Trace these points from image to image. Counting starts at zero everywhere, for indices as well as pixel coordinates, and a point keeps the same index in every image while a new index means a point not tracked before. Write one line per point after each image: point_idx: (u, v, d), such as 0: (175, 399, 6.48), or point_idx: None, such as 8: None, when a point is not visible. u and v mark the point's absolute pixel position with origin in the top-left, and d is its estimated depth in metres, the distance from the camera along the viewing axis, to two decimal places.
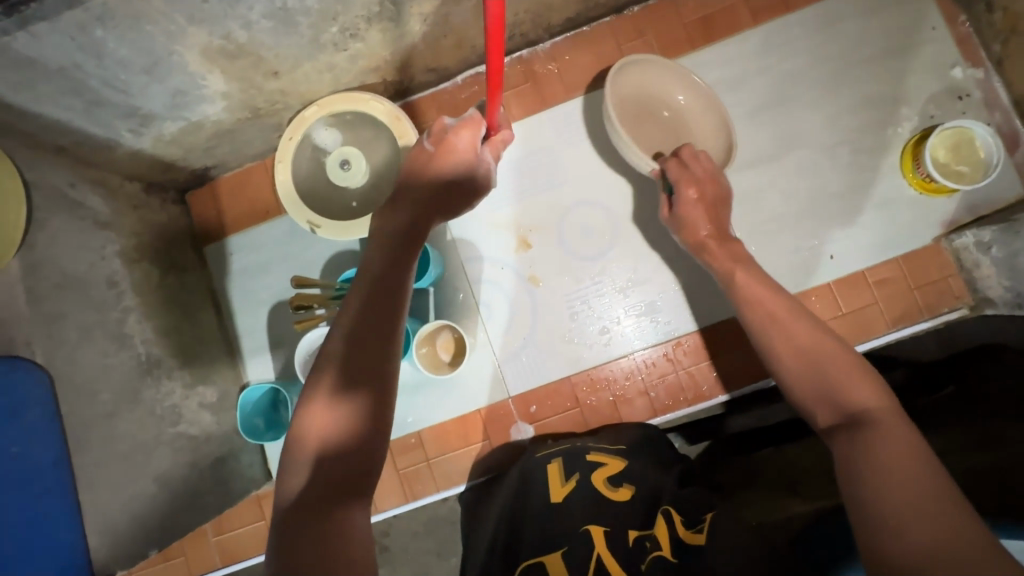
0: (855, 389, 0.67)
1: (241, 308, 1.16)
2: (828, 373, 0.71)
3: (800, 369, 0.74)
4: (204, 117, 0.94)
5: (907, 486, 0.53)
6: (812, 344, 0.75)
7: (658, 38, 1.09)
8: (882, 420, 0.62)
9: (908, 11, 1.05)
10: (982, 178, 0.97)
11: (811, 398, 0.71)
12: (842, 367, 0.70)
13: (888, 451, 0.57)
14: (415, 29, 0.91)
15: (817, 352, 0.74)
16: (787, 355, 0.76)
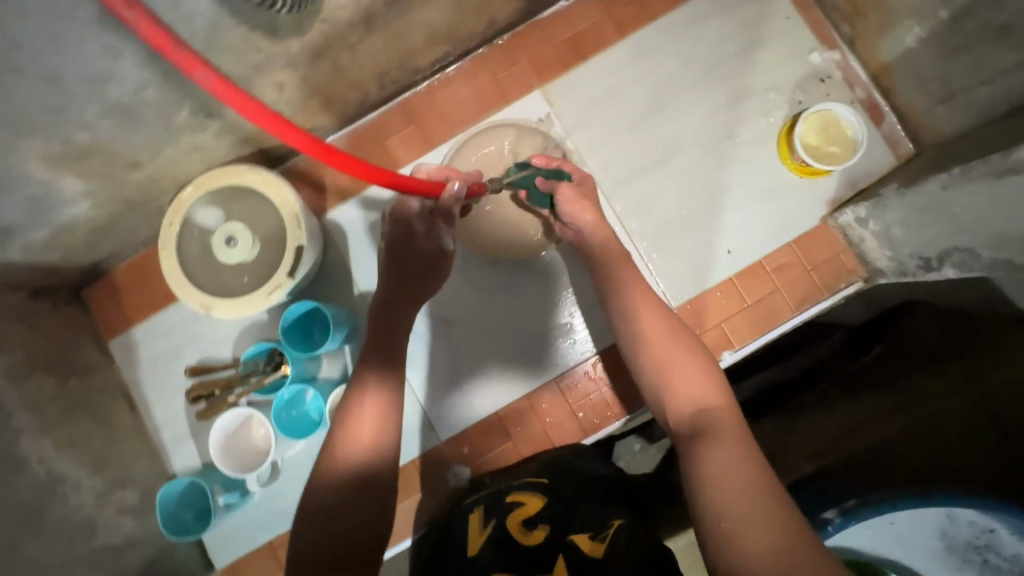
0: (703, 395, 0.70)
1: (157, 398, 1.12)
2: (679, 385, 0.72)
3: (663, 376, 0.74)
4: (73, 218, 0.91)
5: (734, 492, 0.57)
6: (669, 353, 0.76)
7: (530, 63, 1.11)
8: (723, 426, 0.65)
9: (762, 4, 1.09)
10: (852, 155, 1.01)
11: (665, 398, 0.73)
12: (681, 364, 0.74)
13: (725, 458, 0.60)
14: (274, 97, 0.90)
15: (669, 362, 0.75)
16: (651, 367, 0.76)
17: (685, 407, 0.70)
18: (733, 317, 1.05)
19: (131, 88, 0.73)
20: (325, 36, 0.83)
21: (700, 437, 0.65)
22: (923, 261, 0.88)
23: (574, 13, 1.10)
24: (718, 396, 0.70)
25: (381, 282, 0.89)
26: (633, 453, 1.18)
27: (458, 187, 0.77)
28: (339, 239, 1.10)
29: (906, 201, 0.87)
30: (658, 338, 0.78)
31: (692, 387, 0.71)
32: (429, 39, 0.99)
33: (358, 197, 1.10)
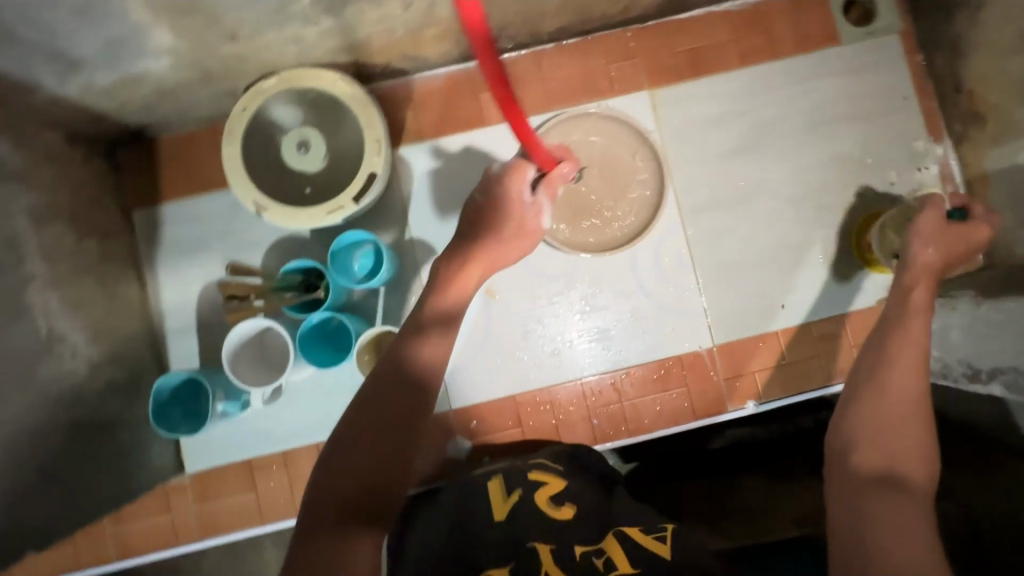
0: (910, 464, 0.62)
1: (168, 283, 1.06)
2: (889, 432, 0.64)
3: (876, 417, 0.65)
4: (145, 72, 0.84)
5: (924, 562, 0.53)
6: (904, 403, 0.66)
7: (645, 63, 1.07)
8: (917, 497, 0.59)
9: (883, 77, 1.08)
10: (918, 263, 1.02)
11: (854, 441, 0.65)
12: (903, 422, 0.65)
13: (913, 526, 0.56)
14: (396, 13, 0.84)
15: (891, 395, 0.67)
16: (872, 401, 0.67)
17: (891, 462, 0.62)
18: (768, 369, 1.05)
19: None
20: None
21: (895, 491, 0.59)
22: (970, 370, 0.89)
23: (704, 27, 1.07)
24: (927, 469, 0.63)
25: (458, 240, 0.81)
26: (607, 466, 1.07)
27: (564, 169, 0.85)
28: (405, 177, 1.05)
29: (979, 310, 0.87)
30: (907, 386, 0.68)
31: (909, 442, 0.64)
32: (564, 6, 0.95)
33: (434, 142, 1.06)
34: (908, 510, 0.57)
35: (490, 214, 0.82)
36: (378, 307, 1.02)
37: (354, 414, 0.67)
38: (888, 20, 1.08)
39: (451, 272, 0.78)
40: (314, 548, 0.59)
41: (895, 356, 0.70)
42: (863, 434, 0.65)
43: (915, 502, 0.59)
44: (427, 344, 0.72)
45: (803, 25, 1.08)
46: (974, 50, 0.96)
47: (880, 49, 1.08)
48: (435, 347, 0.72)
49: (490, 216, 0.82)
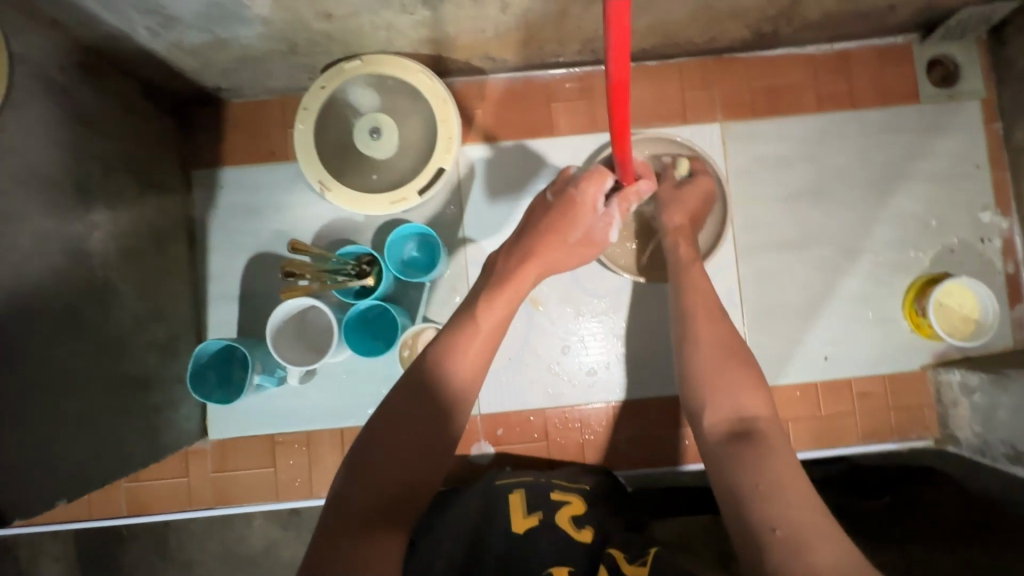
0: (752, 405, 0.71)
1: (217, 246, 1.06)
2: (719, 385, 0.73)
3: (711, 375, 0.74)
4: (235, 38, 0.84)
5: (804, 498, 0.60)
6: (721, 359, 0.75)
7: (721, 94, 1.06)
8: (772, 442, 0.66)
9: (957, 142, 1.07)
10: (972, 336, 1.00)
11: (706, 400, 0.72)
12: (737, 376, 0.73)
13: (777, 469, 0.63)
14: (490, 14, 0.84)
15: (714, 350, 0.76)
16: (693, 360, 0.76)
17: (736, 413, 0.70)
18: (801, 419, 1.04)
19: None
20: None
21: (747, 443, 0.66)
22: (1013, 452, 0.89)
23: (785, 67, 1.07)
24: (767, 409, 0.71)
25: (520, 239, 0.84)
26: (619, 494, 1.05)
27: (645, 187, 0.85)
28: (466, 175, 1.05)
29: None
30: (711, 338, 0.78)
31: (739, 391, 0.72)
32: (654, 29, 0.94)
33: (500, 145, 1.05)
34: (767, 454, 0.65)
35: (569, 214, 0.84)
36: (421, 300, 1.02)
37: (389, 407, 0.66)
38: (971, 86, 1.07)
39: (511, 270, 0.80)
40: (344, 545, 0.58)
41: (698, 319, 0.80)
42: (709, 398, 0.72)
43: (774, 443, 0.66)
44: (460, 337, 0.71)
45: (884, 79, 1.07)
46: None
47: (958, 114, 1.07)
48: (470, 346, 0.71)
49: (569, 216, 0.84)
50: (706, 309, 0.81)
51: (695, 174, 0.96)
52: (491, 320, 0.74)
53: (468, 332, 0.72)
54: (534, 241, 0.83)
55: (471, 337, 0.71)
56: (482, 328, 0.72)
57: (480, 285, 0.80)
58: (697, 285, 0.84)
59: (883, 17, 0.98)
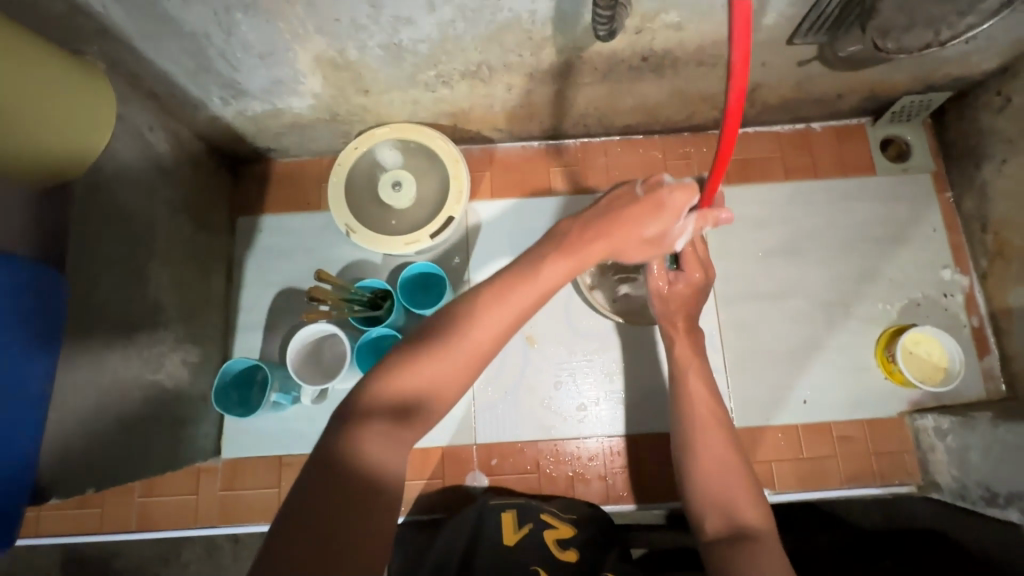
0: (747, 510, 0.78)
1: (250, 281, 1.19)
2: (718, 491, 0.80)
3: (711, 486, 0.81)
4: (288, 108, 1.02)
5: None
6: (719, 467, 0.82)
7: (699, 164, 1.22)
8: (765, 541, 0.73)
9: (915, 208, 1.19)
10: (943, 382, 1.06)
11: (708, 509, 0.80)
12: (734, 484, 0.80)
13: (768, 565, 0.68)
14: (498, 93, 1.02)
15: (716, 458, 0.83)
16: (693, 471, 0.84)
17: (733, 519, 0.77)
18: (783, 462, 1.09)
19: (416, 37, 0.85)
20: (570, 67, 0.95)
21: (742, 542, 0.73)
22: (988, 494, 0.92)
23: (755, 142, 1.23)
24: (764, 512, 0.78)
25: (593, 208, 0.81)
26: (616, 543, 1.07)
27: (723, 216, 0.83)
28: (473, 226, 1.19)
29: (997, 432, 0.91)
30: (717, 449, 0.84)
31: (737, 499, 0.79)
32: (636, 108, 1.11)
33: (504, 201, 1.21)
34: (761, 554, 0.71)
35: (647, 207, 0.80)
36: None
37: (423, 336, 0.64)
38: (923, 161, 1.21)
39: (580, 238, 0.76)
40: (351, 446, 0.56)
41: (695, 430, 0.86)
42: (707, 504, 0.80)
43: (769, 546, 0.72)
44: (513, 289, 0.68)
45: (843, 153, 1.22)
46: (999, 197, 1.08)
47: (912, 184, 1.20)
48: (519, 292, 0.68)
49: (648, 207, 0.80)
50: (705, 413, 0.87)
51: (685, 267, 0.95)
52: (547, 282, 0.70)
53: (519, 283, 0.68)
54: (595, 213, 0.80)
55: (523, 293, 0.68)
56: (539, 278, 0.70)
57: (545, 243, 0.76)
58: (697, 394, 0.89)
59: (834, 103, 1.14)
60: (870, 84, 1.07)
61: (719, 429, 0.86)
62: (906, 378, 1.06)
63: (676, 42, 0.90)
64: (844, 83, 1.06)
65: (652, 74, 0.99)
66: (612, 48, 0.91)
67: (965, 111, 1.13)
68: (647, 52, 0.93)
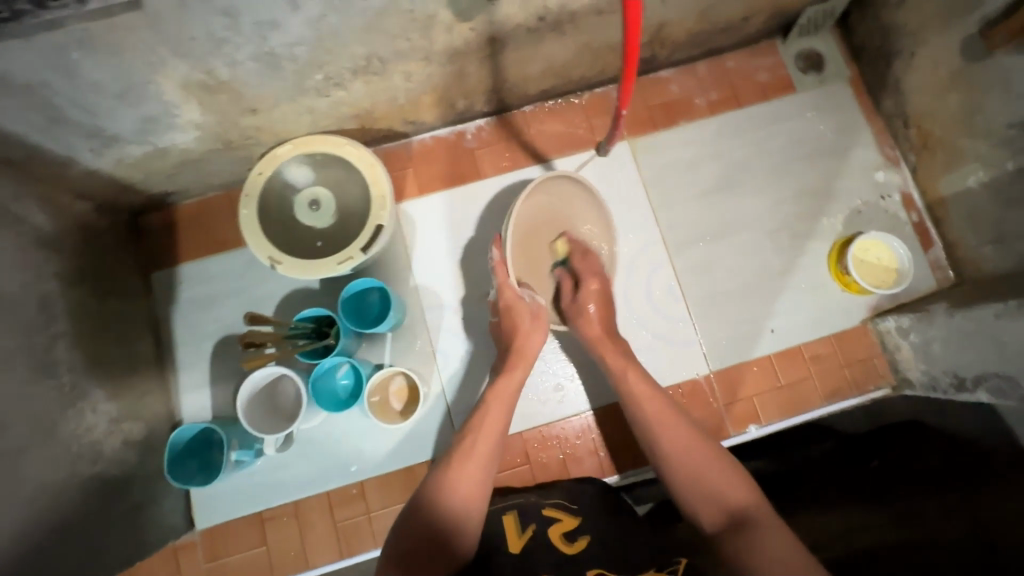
0: (732, 493, 0.73)
1: (184, 339, 1.10)
2: (705, 479, 0.75)
3: (688, 473, 0.76)
4: (172, 144, 0.93)
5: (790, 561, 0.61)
6: (692, 450, 0.78)
7: (624, 116, 1.18)
8: (764, 522, 0.67)
9: (840, 118, 1.19)
10: (895, 283, 1.08)
11: (693, 498, 0.75)
12: (714, 469, 0.75)
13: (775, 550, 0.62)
14: (398, 84, 0.95)
15: (683, 449, 0.78)
16: (673, 467, 0.78)
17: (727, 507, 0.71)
18: (764, 394, 1.09)
19: (288, 40, 0.76)
20: (465, 42, 0.89)
21: (746, 529, 0.67)
22: (957, 380, 0.93)
23: (674, 82, 1.19)
24: (755, 493, 0.72)
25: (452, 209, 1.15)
26: None
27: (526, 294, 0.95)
28: (408, 230, 1.12)
29: (953, 322, 0.94)
30: (684, 441, 0.79)
31: (722, 485, 0.73)
32: (545, 73, 1.05)
33: (435, 196, 1.14)
34: (759, 536, 0.65)
35: (530, 318, 0.95)
36: (384, 350, 1.08)
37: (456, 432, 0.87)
38: (837, 69, 1.20)
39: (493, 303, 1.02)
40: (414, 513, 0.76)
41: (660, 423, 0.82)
42: (697, 501, 0.75)
43: (766, 526, 0.66)
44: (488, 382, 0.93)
45: (760, 75, 1.20)
46: (914, 90, 1.08)
47: (832, 94, 1.20)
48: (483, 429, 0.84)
49: (527, 318, 0.95)
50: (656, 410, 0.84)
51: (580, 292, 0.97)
52: (502, 391, 0.90)
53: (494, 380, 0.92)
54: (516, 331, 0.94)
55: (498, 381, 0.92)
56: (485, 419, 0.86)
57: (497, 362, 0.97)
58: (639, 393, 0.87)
59: (741, 27, 1.12)
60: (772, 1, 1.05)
61: (676, 420, 0.82)
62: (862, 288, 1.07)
63: None
64: (746, 5, 1.04)
65: (553, 33, 0.94)
66: (504, 13, 0.85)
67: (867, 10, 1.12)
68: (541, 11, 0.87)
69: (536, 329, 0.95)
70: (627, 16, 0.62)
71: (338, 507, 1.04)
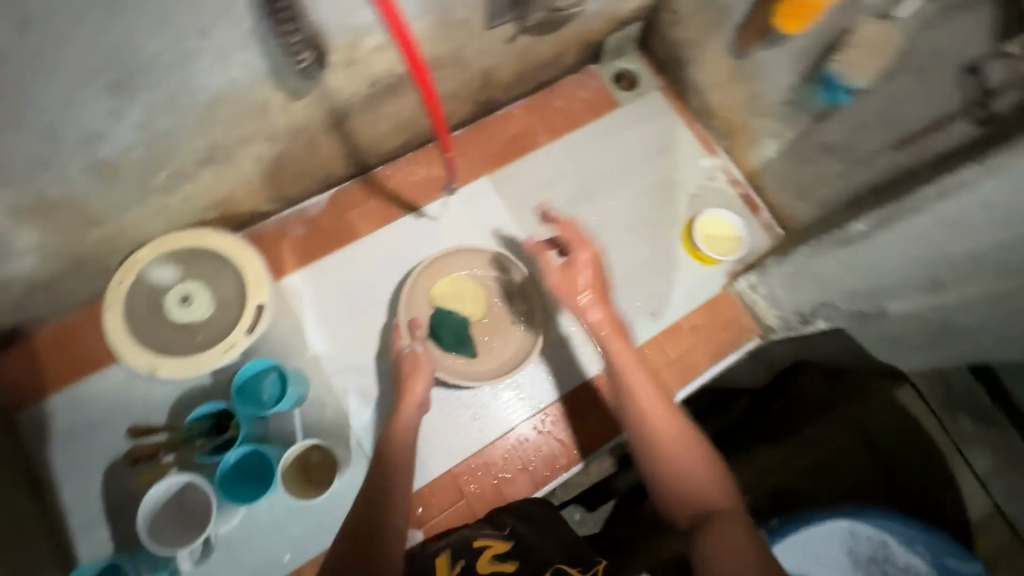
0: (709, 492, 0.81)
1: (68, 475, 1.01)
2: (689, 477, 0.83)
3: (677, 472, 0.83)
4: (13, 273, 0.88)
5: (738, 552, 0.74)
6: (678, 448, 0.85)
7: (479, 154, 1.28)
8: (725, 516, 0.79)
9: (661, 121, 1.37)
10: (738, 250, 1.26)
11: (675, 504, 0.83)
12: (693, 459, 0.84)
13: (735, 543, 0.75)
14: (250, 167, 0.97)
15: (687, 461, 0.84)
16: (658, 463, 0.85)
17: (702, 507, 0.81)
18: (661, 371, 1.20)
19: (120, 147, 0.77)
20: (306, 117, 0.94)
21: (708, 524, 0.78)
22: (801, 316, 1.12)
23: (516, 117, 1.32)
24: (725, 481, 0.83)
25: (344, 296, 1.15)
26: (575, 518, 1.30)
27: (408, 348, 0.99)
28: (293, 302, 1.13)
29: (784, 269, 1.09)
30: (671, 439, 0.85)
31: (702, 480, 0.82)
32: (395, 130, 1.13)
33: (315, 263, 1.15)
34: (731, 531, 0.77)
35: (410, 370, 0.97)
36: (296, 428, 1.06)
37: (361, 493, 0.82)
38: (648, 82, 1.40)
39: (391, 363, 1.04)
40: None
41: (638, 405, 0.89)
42: (675, 504, 0.83)
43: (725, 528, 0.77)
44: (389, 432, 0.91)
45: (587, 98, 1.36)
46: (709, 88, 1.29)
47: (650, 102, 1.38)
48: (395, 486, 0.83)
49: (410, 368, 0.97)
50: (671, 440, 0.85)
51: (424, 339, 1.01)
52: (397, 444, 0.87)
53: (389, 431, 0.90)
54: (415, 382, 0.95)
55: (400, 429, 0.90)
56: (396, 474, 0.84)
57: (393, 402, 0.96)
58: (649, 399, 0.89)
59: (559, 61, 1.28)
60: (576, 37, 1.22)
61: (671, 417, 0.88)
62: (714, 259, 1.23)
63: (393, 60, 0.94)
64: (556, 43, 1.19)
65: (390, 95, 1.02)
66: (335, 86, 0.91)
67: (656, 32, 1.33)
68: (371, 78, 0.95)
69: (417, 378, 0.95)
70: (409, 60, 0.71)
71: None
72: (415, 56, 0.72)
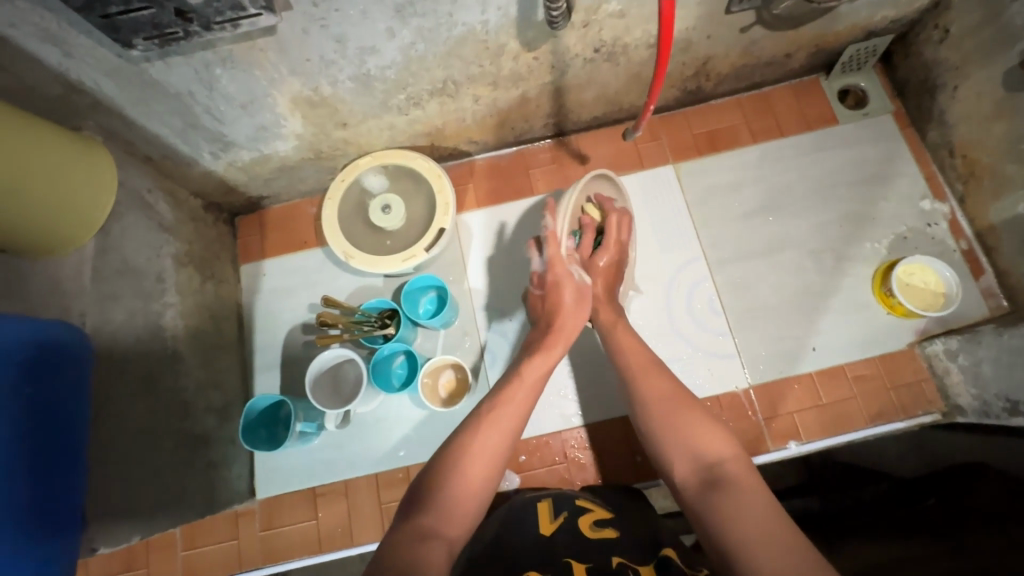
0: (714, 446, 0.73)
1: (263, 325, 1.24)
2: (674, 419, 0.78)
3: (651, 418, 0.80)
4: (274, 152, 1.09)
5: (763, 502, 0.63)
6: (657, 401, 0.81)
7: (669, 142, 1.27)
8: (737, 481, 0.67)
9: (883, 149, 1.23)
10: (944, 307, 1.09)
11: (669, 457, 0.76)
12: (679, 414, 0.78)
13: (750, 501, 0.64)
14: (467, 106, 1.08)
15: (674, 416, 0.78)
16: (660, 433, 0.78)
17: (698, 458, 0.73)
18: (805, 411, 1.10)
19: (382, 63, 0.91)
20: (528, 69, 1.01)
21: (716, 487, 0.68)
22: (1009, 404, 0.93)
23: (720, 112, 1.28)
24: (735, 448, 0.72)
25: (512, 244, 1.22)
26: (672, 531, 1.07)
27: (577, 273, 0.98)
28: (465, 237, 1.23)
29: (1002, 340, 0.96)
30: (659, 392, 0.82)
31: (689, 422, 0.76)
32: (598, 101, 1.17)
33: (491, 208, 1.25)
34: (750, 491, 0.65)
35: (574, 298, 0.96)
36: (437, 345, 1.17)
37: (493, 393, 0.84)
38: (881, 103, 1.25)
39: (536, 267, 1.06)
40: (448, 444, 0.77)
41: (640, 375, 0.86)
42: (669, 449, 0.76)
43: (743, 486, 0.66)
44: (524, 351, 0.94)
45: (802, 108, 1.27)
46: (959, 122, 1.12)
47: (877, 126, 1.24)
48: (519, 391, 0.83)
49: (573, 296, 0.96)
50: (639, 364, 0.88)
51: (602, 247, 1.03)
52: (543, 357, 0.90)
53: (434, 502, 0.69)
54: (581, 311, 0.95)
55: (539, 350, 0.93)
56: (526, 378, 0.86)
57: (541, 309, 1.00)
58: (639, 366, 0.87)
59: (784, 63, 1.20)
60: (812, 39, 1.13)
61: (668, 377, 0.84)
62: (908, 310, 1.08)
63: (623, 28, 0.96)
64: (789, 42, 1.13)
65: (606, 64, 1.05)
66: (564, 45, 0.97)
67: (910, 50, 1.18)
68: (597, 43, 0.99)
69: (581, 312, 0.95)
70: (661, 18, 0.72)
71: (384, 490, 1.10)
72: (668, 12, 0.72)
